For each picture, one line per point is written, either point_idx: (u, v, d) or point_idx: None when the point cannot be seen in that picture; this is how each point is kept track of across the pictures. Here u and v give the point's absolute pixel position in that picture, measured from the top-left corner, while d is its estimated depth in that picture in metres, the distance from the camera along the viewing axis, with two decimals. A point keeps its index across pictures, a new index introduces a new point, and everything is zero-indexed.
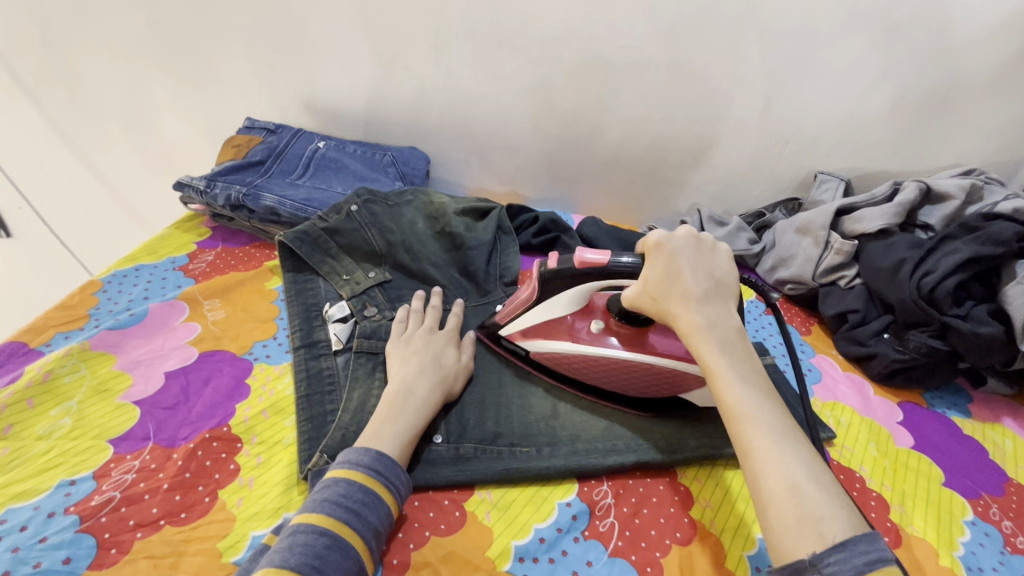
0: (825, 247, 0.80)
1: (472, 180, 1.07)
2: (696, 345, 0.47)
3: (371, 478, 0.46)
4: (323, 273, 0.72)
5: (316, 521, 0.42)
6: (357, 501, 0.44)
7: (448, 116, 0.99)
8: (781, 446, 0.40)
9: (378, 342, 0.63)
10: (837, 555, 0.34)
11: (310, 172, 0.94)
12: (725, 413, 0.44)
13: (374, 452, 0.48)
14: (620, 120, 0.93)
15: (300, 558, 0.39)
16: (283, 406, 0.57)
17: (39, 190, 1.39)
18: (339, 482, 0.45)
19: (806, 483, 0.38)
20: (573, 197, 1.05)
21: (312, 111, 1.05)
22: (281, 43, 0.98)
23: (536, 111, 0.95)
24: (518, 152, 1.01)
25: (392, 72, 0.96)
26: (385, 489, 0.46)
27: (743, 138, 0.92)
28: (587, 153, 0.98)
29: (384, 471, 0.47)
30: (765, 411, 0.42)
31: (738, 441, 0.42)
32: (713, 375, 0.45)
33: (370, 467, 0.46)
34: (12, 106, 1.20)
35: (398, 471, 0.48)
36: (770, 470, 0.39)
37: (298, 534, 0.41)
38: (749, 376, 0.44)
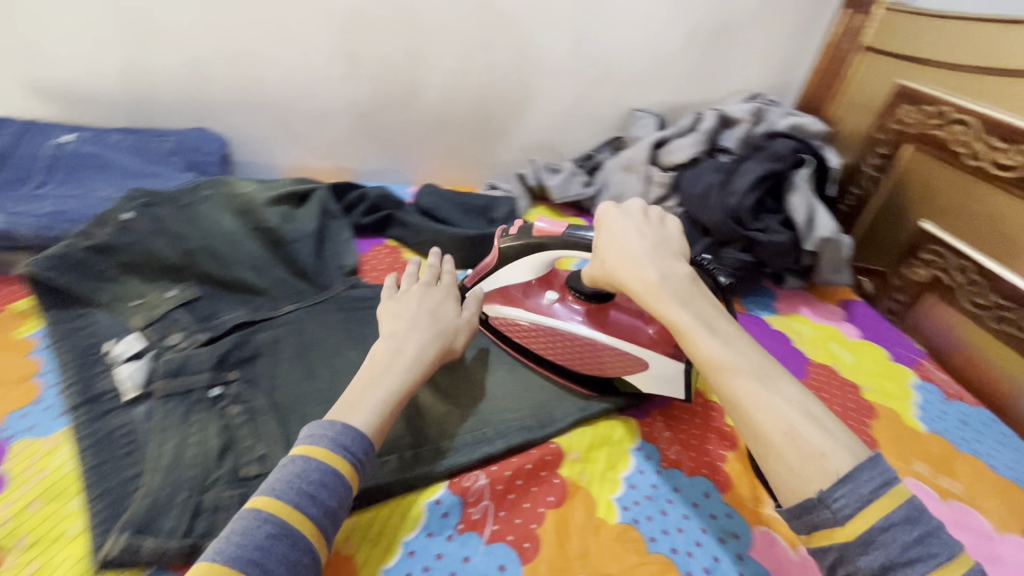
0: (649, 181, 0.86)
1: (284, 160, 0.93)
2: (654, 303, 0.47)
3: (341, 451, 0.42)
4: (102, 303, 0.58)
5: (269, 509, 0.38)
6: (313, 481, 0.40)
7: (235, 86, 0.83)
8: (763, 389, 0.41)
9: (190, 379, 0.53)
10: (844, 488, 0.35)
11: (57, 177, 0.73)
12: (704, 369, 0.44)
13: (340, 425, 0.44)
14: (437, 74, 0.86)
15: (242, 554, 0.36)
16: (62, 489, 0.45)
17: None
18: (296, 460, 0.41)
19: (803, 422, 0.39)
20: (406, 164, 0.97)
21: (42, 96, 0.81)
22: None
23: (340, 73, 0.84)
24: (331, 121, 0.89)
25: (144, 36, 0.77)
26: (347, 464, 0.42)
27: (563, 82, 0.91)
28: (409, 114, 0.91)
29: (350, 446, 0.43)
30: (746, 357, 0.43)
31: (719, 391, 0.43)
32: (685, 335, 0.45)
33: (334, 440, 0.43)
34: None
35: (365, 446, 0.44)
36: (766, 415, 0.40)
37: (245, 519, 0.38)
38: (720, 326, 0.45)
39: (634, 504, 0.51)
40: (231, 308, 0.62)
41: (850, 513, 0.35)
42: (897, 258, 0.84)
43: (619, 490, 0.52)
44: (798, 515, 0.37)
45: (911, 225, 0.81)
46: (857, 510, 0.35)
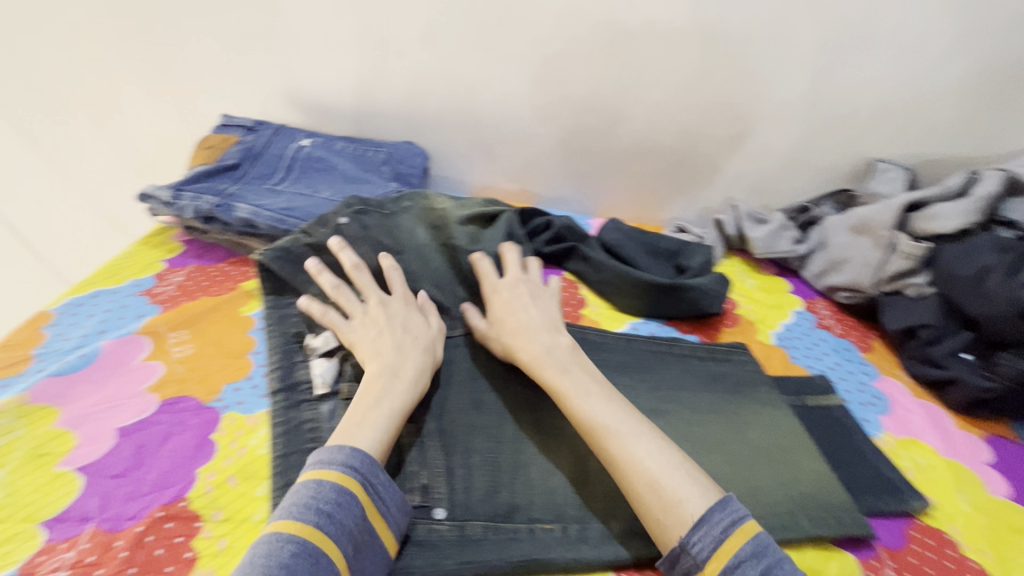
0: (890, 249, 0.71)
1: (477, 177, 0.95)
2: (546, 375, 0.53)
3: (305, 512, 0.39)
4: None
5: (333, 482, 0.41)
6: (323, 513, 0.40)
7: (448, 105, 0.88)
8: (636, 443, 0.46)
9: None
10: (699, 533, 0.41)
11: (294, 175, 0.82)
12: (586, 432, 0.49)
13: (346, 448, 0.44)
14: (645, 104, 0.82)
15: (312, 525, 0.39)
16: (254, 471, 0.48)
17: None
18: (310, 484, 0.41)
19: (659, 472, 0.44)
20: (589, 194, 0.95)
21: (297, 104, 0.93)
22: (255, 30, 0.85)
23: (549, 101, 0.84)
24: (530, 142, 0.90)
25: (382, 59, 0.84)
26: (357, 486, 0.42)
27: (788, 122, 0.82)
28: (607, 144, 0.88)
29: (359, 467, 0.43)
30: (626, 421, 0.48)
31: (602, 454, 0.47)
32: (563, 395, 0.51)
33: (342, 464, 0.43)
34: None
35: (329, 489, 0.41)
36: (630, 460, 0.45)
37: (287, 546, 0.38)
38: (592, 391, 0.51)
39: None
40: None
41: (707, 557, 0.40)
42: None
43: None
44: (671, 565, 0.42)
45: None
46: (712, 552, 0.40)
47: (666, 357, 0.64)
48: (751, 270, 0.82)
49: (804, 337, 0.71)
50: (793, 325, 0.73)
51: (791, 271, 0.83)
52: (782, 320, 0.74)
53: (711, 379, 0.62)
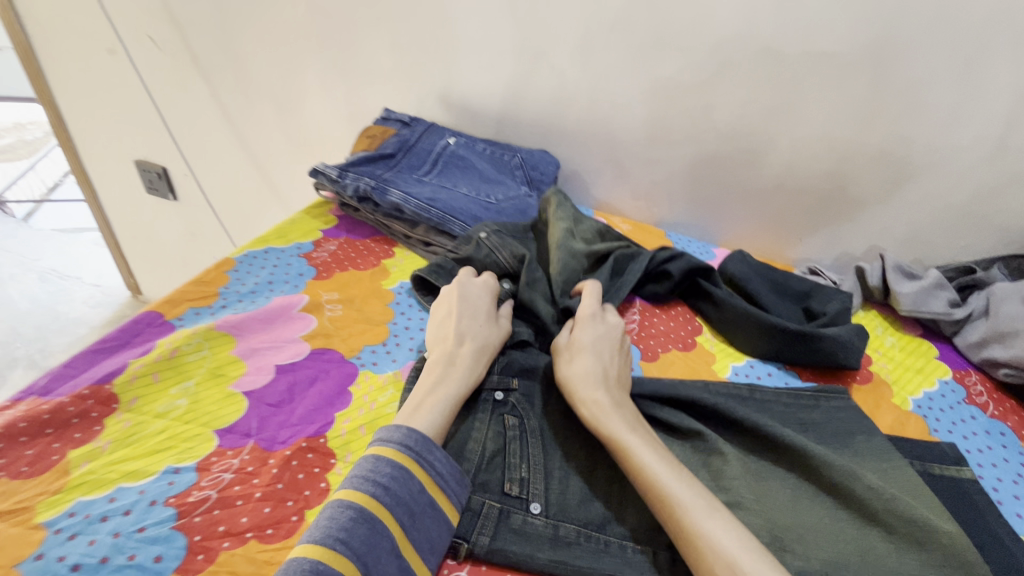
0: None
1: (602, 192, 0.97)
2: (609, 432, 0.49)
3: (362, 482, 0.41)
4: None
5: (390, 459, 0.43)
6: (382, 487, 0.41)
7: (588, 119, 0.91)
8: (710, 518, 0.42)
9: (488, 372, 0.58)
10: None
11: (438, 169, 0.89)
12: (655, 501, 0.44)
13: (402, 428, 0.46)
14: (795, 137, 0.80)
15: (372, 495, 0.41)
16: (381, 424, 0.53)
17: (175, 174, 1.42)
18: (371, 458, 0.43)
19: (740, 555, 0.39)
20: (714, 223, 0.93)
21: (448, 105, 1.01)
22: (427, 37, 0.94)
23: (692, 124, 0.84)
24: (663, 163, 0.90)
25: (534, 71, 0.90)
26: (415, 464, 0.44)
27: (959, 174, 0.75)
28: (744, 174, 0.86)
29: (415, 446, 0.45)
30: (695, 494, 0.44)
31: (672, 529, 0.42)
32: (628, 452, 0.47)
33: (399, 443, 0.45)
34: (173, 92, 1.25)
35: (385, 465, 0.43)
36: (707, 539, 0.40)
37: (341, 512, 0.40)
38: (660, 454, 0.47)
39: None
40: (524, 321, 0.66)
41: None
42: None
43: None
44: None
45: None
46: None
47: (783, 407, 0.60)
48: (891, 327, 0.76)
49: (949, 410, 0.64)
50: (938, 393, 0.66)
51: (938, 335, 0.76)
52: (924, 387, 0.67)
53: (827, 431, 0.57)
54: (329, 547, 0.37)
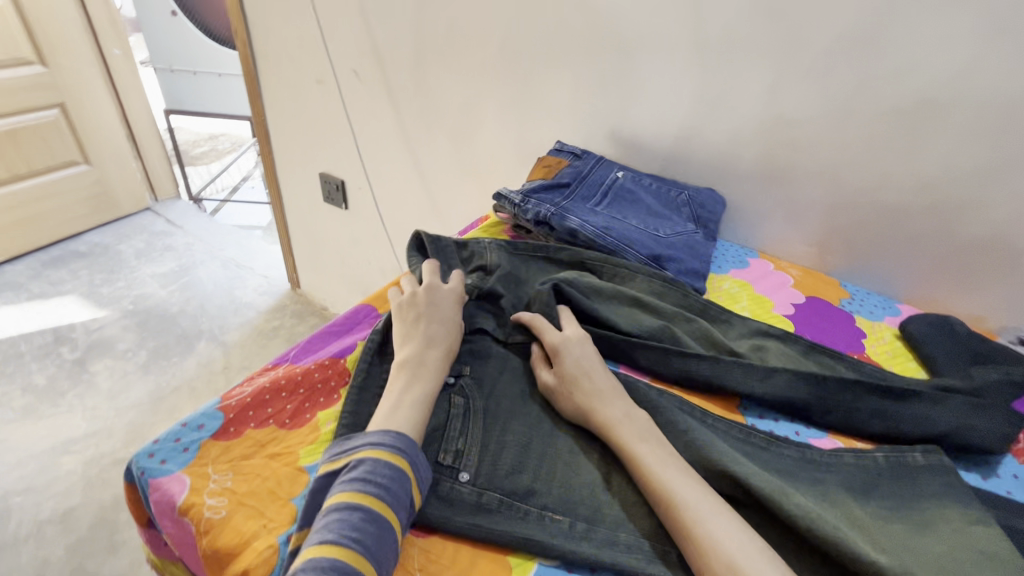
0: None
1: (766, 235, 0.96)
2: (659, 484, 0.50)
3: (363, 484, 0.45)
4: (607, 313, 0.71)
5: (387, 459, 0.47)
6: (383, 485, 0.45)
7: (762, 161, 0.91)
8: None
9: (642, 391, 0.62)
10: None
11: (607, 200, 0.94)
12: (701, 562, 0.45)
13: (393, 431, 0.50)
14: (1014, 194, 0.74)
15: (377, 496, 0.45)
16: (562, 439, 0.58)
17: (351, 186, 1.61)
18: (366, 459, 0.47)
19: None
20: (895, 277, 0.87)
21: (615, 140, 1.06)
22: (607, 76, 1.01)
23: (883, 172, 0.81)
24: (842, 211, 0.87)
25: (712, 112, 0.92)
26: (408, 464, 0.48)
27: None
28: (940, 228, 0.80)
29: (406, 447, 0.49)
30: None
31: None
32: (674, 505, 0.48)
33: (393, 442, 0.49)
34: (365, 117, 1.44)
35: (384, 467, 0.47)
36: None
37: (354, 518, 0.43)
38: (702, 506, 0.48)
39: None
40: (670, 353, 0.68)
41: None
42: None
43: None
44: None
45: None
46: None
47: (752, 447, 0.59)
48: None
49: None
50: None
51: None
52: None
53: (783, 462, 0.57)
54: (342, 547, 0.41)
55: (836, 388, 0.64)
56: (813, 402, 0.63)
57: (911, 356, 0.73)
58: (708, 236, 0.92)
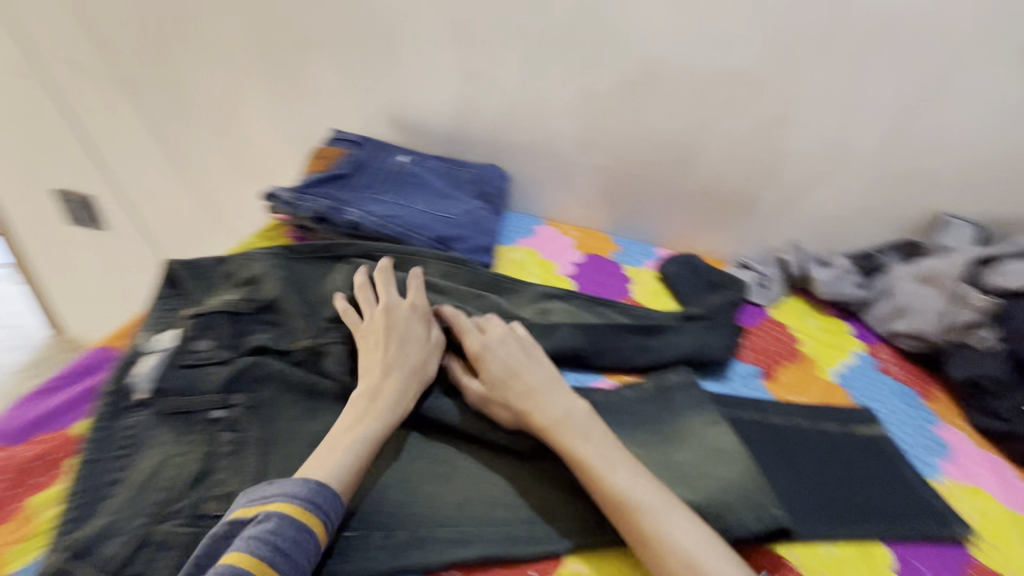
0: (955, 301, 0.72)
1: (549, 202, 1.03)
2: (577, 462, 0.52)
3: (260, 545, 0.41)
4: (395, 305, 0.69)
5: (291, 516, 0.43)
6: (287, 541, 0.42)
7: (531, 134, 0.96)
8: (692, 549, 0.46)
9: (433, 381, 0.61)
10: None
11: (392, 186, 0.91)
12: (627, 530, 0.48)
13: (302, 481, 0.46)
14: (719, 146, 0.89)
15: (269, 557, 0.41)
16: None
17: (101, 201, 1.33)
18: (270, 515, 0.43)
19: None
20: (652, 226, 1.00)
21: (395, 124, 1.03)
22: (371, 57, 0.96)
23: (626, 136, 0.92)
24: (603, 174, 0.97)
25: (478, 89, 0.94)
26: (317, 523, 0.44)
27: (858, 169, 0.86)
28: (675, 180, 0.94)
29: (321, 503, 0.45)
30: (689, 530, 0.47)
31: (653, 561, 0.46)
32: (592, 480, 0.50)
33: (305, 497, 0.45)
34: (99, 116, 1.18)
35: (287, 531, 0.43)
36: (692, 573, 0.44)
37: (247, 574, 0.39)
38: (619, 474, 0.50)
39: None
40: None
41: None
42: None
43: None
44: None
45: None
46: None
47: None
48: (813, 312, 0.85)
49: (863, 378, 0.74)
50: (853, 365, 0.75)
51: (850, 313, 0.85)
52: (841, 361, 0.76)
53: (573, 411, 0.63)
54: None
55: (605, 334, 0.71)
56: (589, 351, 0.69)
57: (666, 292, 0.86)
58: (496, 211, 0.95)
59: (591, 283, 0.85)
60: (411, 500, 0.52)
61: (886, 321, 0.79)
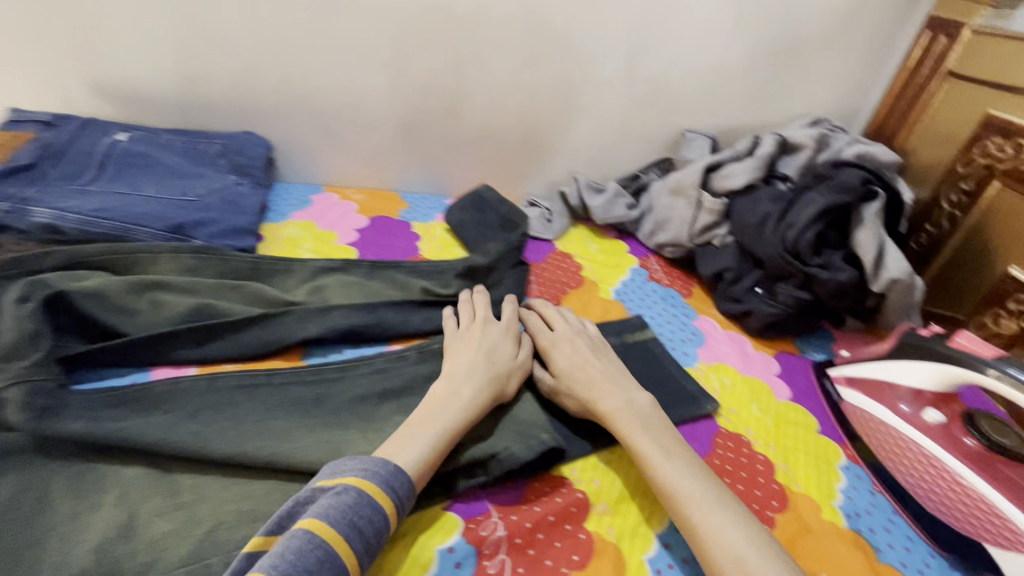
0: (697, 207, 0.81)
1: (326, 166, 0.93)
2: (626, 429, 0.50)
3: (348, 523, 0.38)
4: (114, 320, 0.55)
5: (372, 496, 0.40)
6: (364, 517, 0.39)
7: (285, 91, 0.85)
8: (718, 513, 0.43)
9: (177, 404, 0.51)
10: None
11: (107, 172, 0.73)
12: (665, 496, 0.46)
13: (391, 465, 0.42)
14: (485, 87, 0.87)
15: (343, 532, 0.38)
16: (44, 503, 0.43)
17: None
18: (350, 491, 0.40)
19: (746, 553, 0.40)
20: (441, 176, 0.97)
21: (105, 96, 0.82)
22: (43, 9, 0.75)
23: (391, 83, 0.85)
24: (378, 129, 0.90)
25: (203, 43, 0.79)
26: (393, 508, 0.41)
27: (614, 96, 0.90)
28: (452, 126, 0.91)
29: (397, 486, 0.42)
30: (690, 481, 0.45)
31: (686, 525, 0.43)
32: (644, 457, 0.48)
33: (381, 478, 0.41)
34: None
35: (368, 512, 0.39)
36: (713, 538, 0.42)
37: (297, 539, 0.37)
38: (675, 453, 0.48)
39: (670, 568, 0.45)
40: (214, 336, 0.57)
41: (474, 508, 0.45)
42: (979, 304, 0.72)
43: (652, 549, 0.46)
44: None
45: (998, 273, 0.71)
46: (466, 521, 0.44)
47: (319, 391, 0.56)
48: (595, 238, 0.90)
49: (638, 290, 0.81)
50: (628, 280, 0.81)
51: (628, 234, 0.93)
52: (619, 278, 0.82)
53: (349, 392, 0.56)
54: None
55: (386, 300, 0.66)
56: (372, 323, 0.62)
57: (456, 243, 0.84)
58: (257, 183, 0.83)
59: (377, 245, 0.79)
60: (132, 546, 0.41)
61: (654, 235, 0.87)
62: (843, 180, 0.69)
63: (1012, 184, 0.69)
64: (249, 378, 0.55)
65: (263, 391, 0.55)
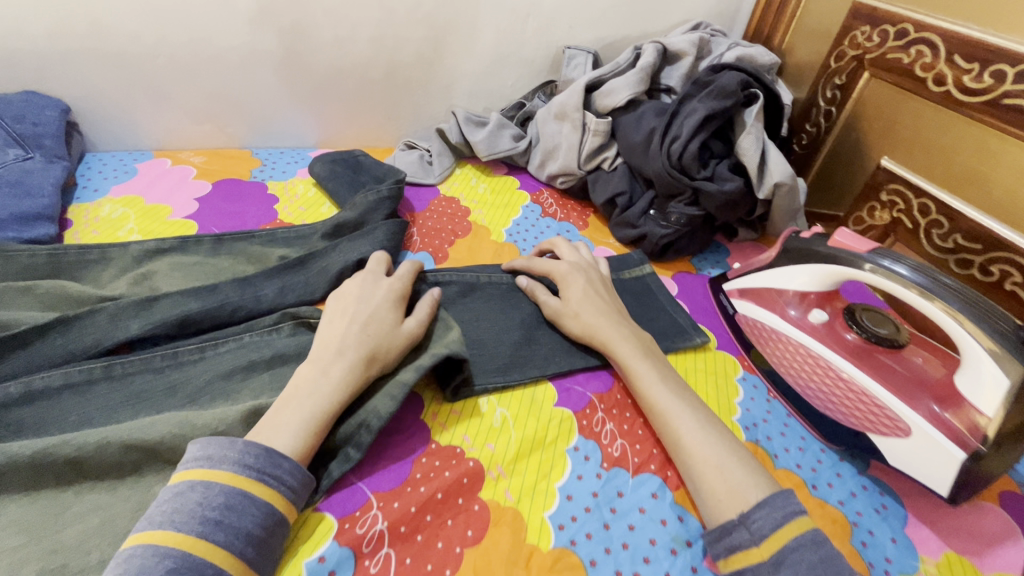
0: (583, 130, 0.75)
1: (152, 125, 0.77)
2: (623, 355, 0.51)
3: (197, 522, 0.33)
4: None
5: (223, 483, 0.35)
6: (218, 507, 0.34)
7: (66, 34, 0.67)
8: (704, 429, 0.45)
9: None
10: (760, 511, 0.39)
11: None
12: (655, 415, 0.47)
13: (241, 441, 0.37)
14: (329, 10, 0.74)
15: (193, 531, 0.32)
16: None
17: None
18: (195, 487, 0.34)
19: (730, 462, 0.43)
20: (300, 125, 0.84)
21: None
22: None
23: (206, 14, 0.70)
24: (205, 73, 0.75)
25: None
26: (261, 486, 0.36)
27: (481, 12, 0.80)
28: (298, 63, 0.77)
29: (257, 463, 0.36)
30: (679, 401, 0.47)
31: (672, 442, 0.45)
32: (639, 377, 0.49)
33: (232, 461, 0.36)
34: None
35: (219, 499, 0.34)
36: (700, 451, 0.44)
37: (138, 557, 0.31)
38: (667, 379, 0.49)
39: (573, 521, 0.43)
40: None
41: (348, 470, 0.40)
42: (857, 199, 0.74)
43: (553, 505, 0.43)
44: (717, 537, 0.40)
45: (871, 165, 0.71)
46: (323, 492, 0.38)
47: (160, 393, 0.46)
48: (482, 176, 0.83)
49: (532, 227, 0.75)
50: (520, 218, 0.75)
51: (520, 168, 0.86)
52: (511, 217, 0.76)
53: (195, 390, 0.47)
54: None
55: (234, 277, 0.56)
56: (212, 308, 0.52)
57: (323, 199, 0.73)
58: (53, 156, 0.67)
59: (225, 215, 0.67)
60: None
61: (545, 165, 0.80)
62: (723, 84, 0.65)
63: (880, 73, 0.69)
64: (64, 387, 0.45)
65: (82, 402, 0.45)
